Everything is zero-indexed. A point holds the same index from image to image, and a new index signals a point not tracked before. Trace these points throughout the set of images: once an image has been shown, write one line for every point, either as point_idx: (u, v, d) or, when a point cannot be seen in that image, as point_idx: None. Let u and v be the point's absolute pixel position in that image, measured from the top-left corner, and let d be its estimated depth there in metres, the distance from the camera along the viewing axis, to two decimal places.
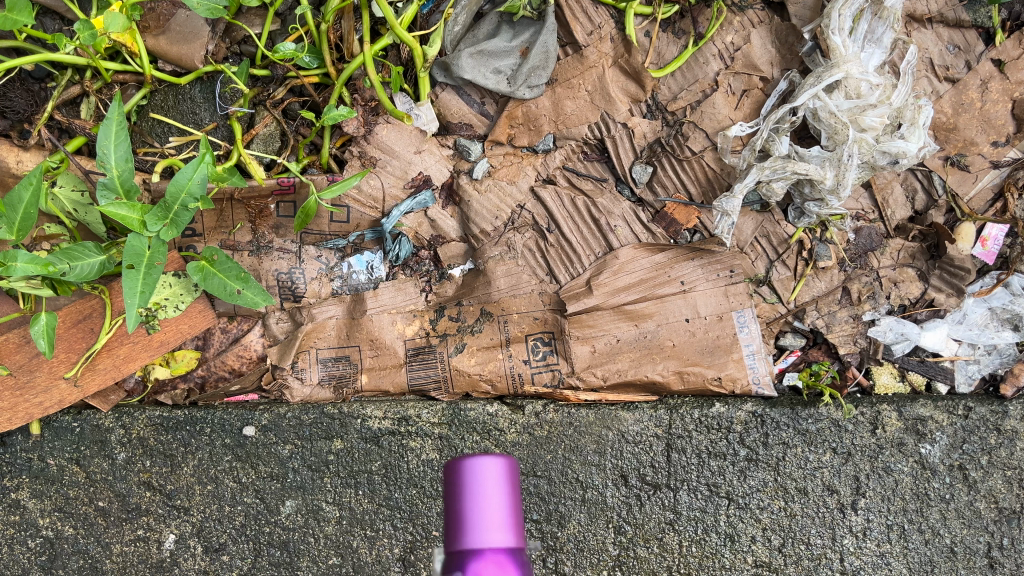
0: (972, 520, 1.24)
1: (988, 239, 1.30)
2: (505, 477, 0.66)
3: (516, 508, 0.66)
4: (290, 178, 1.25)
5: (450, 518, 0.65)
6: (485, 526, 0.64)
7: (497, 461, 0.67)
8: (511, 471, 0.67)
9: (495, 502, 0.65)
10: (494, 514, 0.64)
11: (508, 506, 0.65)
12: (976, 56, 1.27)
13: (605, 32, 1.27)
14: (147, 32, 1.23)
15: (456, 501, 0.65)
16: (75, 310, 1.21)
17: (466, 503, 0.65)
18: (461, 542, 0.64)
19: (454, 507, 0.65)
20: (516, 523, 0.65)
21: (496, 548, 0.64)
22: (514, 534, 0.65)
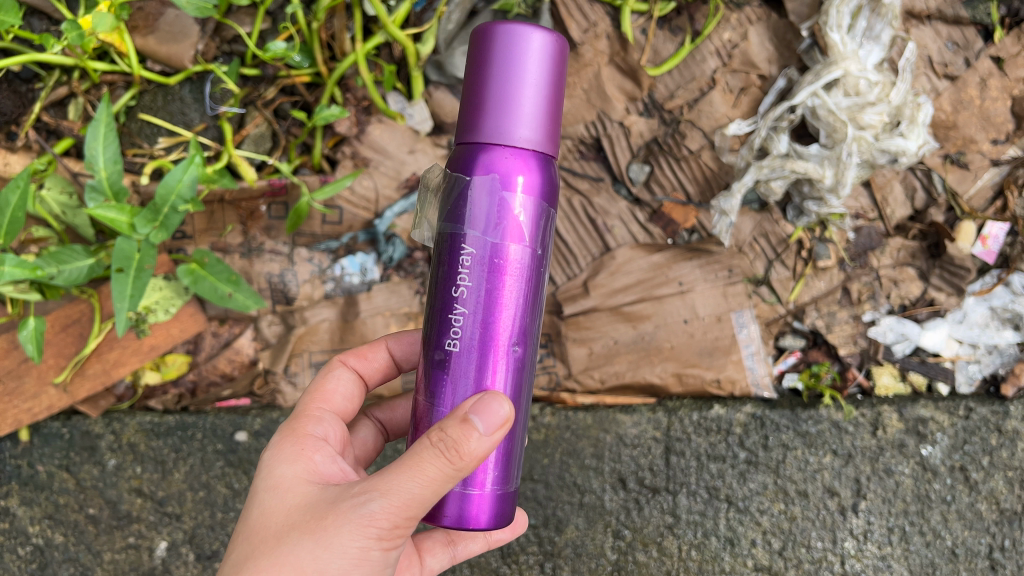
0: (973, 522, 1.23)
1: (988, 238, 1.27)
2: (556, 52, 0.69)
3: (556, 81, 0.69)
4: (282, 179, 1.23)
5: (484, 79, 0.67)
6: (517, 113, 0.67)
7: (542, 35, 0.67)
8: (557, 48, 0.69)
9: (534, 67, 0.67)
10: (527, 84, 0.67)
11: (542, 90, 0.68)
12: (975, 53, 1.26)
13: (601, 30, 1.25)
14: (136, 32, 1.20)
15: (497, 57, 0.67)
16: (63, 315, 1.19)
17: (506, 68, 0.67)
18: (502, 86, 0.67)
19: (497, 60, 0.67)
20: (552, 90, 0.69)
21: (527, 116, 0.67)
22: (543, 113, 0.68)
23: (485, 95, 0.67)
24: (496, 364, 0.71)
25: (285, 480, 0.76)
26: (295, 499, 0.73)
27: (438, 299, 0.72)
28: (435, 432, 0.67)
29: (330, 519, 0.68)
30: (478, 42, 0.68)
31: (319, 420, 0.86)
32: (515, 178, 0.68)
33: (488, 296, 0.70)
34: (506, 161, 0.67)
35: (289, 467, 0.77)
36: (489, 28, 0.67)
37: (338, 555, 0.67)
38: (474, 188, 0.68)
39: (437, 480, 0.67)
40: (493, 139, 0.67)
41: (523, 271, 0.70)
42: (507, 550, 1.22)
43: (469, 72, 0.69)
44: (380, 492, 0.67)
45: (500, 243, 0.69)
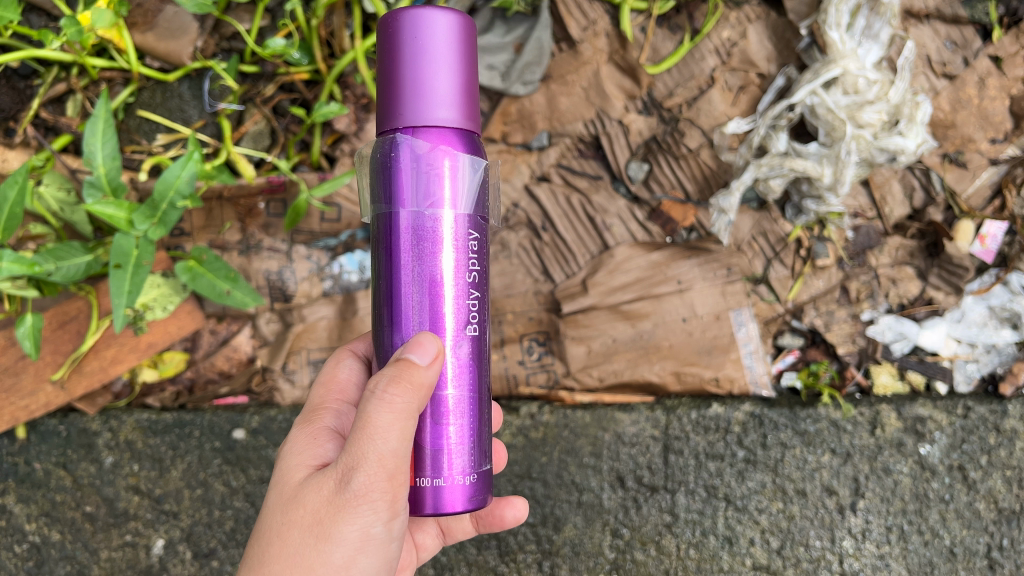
0: (971, 521, 1.22)
1: (987, 237, 1.27)
2: (461, 33, 0.67)
3: (465, 58, 0.68)
4: (280, 177, 1.23)
5: (398, 71, 0.66)
6: (431, 94, 0.66)
7: (447, 14, 0.66)
8: (463, 24, 0.68)
9: (439, 46, 0.66)
10: (436, 63, 0.66)
11: (455, 71, 0.67)
12: (974, 52, 1.26)
13: (600, 28, 1.25)
14: (134, 28, 1.19)
15: (404, 44, 0.66)
16: (60, 311, 1.19)
17: (414, 51, 0.66)
18: (413, 70, 0.66)
19: (404, 47, 0.66)
20: (463, 68, 0.68)
21: (442, 97, 0.66)
22: (456, 91, 0.67)
23: (400, 83, 0.66)
24: (446, 346, 0.70)
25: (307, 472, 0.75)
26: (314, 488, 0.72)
27: (383, 292, 0.71)
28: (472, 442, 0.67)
29: (334, 510, 0.68)
30: (384, 33, 0.67)
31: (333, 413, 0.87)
32: (440, 159, 0.67)
33: (431, 278, 0.68)
34: (431, 146, 0.67)
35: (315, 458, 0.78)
36: (388, 17, 0.66)
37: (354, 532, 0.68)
38: (404, 179, 0.68)
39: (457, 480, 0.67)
40: (414, 125, 0.67)
41: (465, 248, 0.70)
42: (505, 548, 1.21)
43: (381, 64, 0.68)
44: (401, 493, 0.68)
45: (436, 228, 0.68)
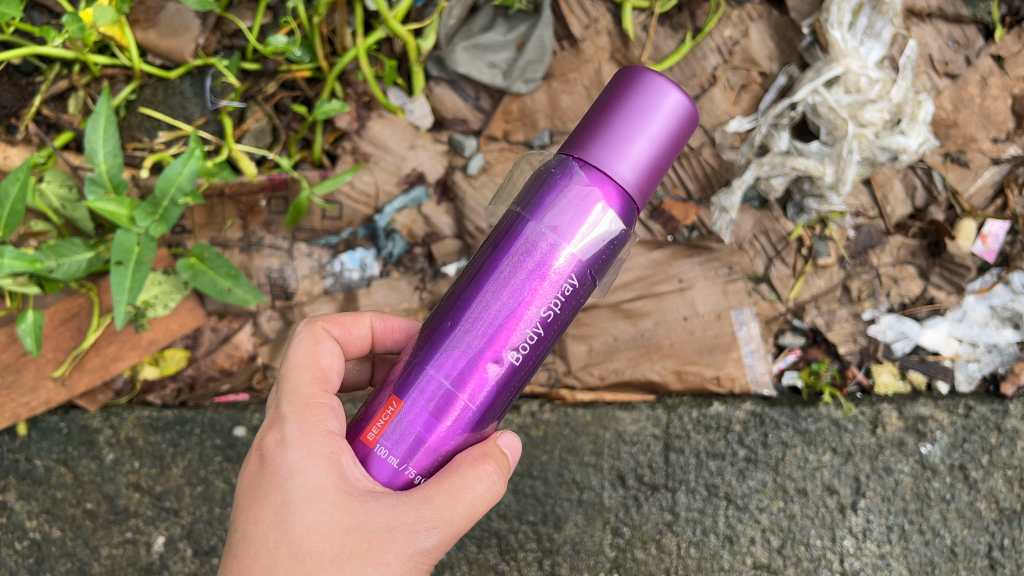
0: (973, 521, 1.21)
1: (989, 236, 1.27)
2: (685, 127, 0.67)
3: (672, 145, 0.67)
4: (281, 174, 1.23)
5: (614, 111, 0.65)
6: (627, 148, 0.64)
7: (679, 97, 0.65)
8: (688, 114, 0.67)
9: (670, 120, 0.65)
10: (658, 131, 0.65)
11: (655, 141, 0.65)
12: (976, 51, 1.26)
13: (602, 26, 1.26)
14: (136, 25, 1.20)
15: (646, 94, 0.65)
16: (61, 309, 1.20)
17: (657, 107, 0.65)
18: (642, 120, 0.64)
19: (636, 96, 0.65)
20: (668, 152, 0.66)
21: (631, 156, 0.64)
22: (648, 164, 0.65)
23: (616, 121, 0.65)
24: (499, 369, 0.65)
25: (298, 499, 0.68)
26: (324, 542, 0.67)
27: (476, 266, 0.67)
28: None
29: (267, 497, 0.70)
30: (620, 79, 0.67)
31: (325, 354, 0.80)
32: (594, 203, 0.65)
33: (517, 283, 0.64)
34: (591, 186, 0.64)
35: (300, 466, 0.69)
36: (648, 69, 0.66)
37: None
38: (556, 198, 0.65)
39: (471, 501, 0.68)
40: (594, 161, 0.64)
41: (566, 293, 0.65)
42: (506, 546, 1.20)
43: (601, 100, 0.67)
44: (436, 532, 0.67)
45: (553, 251, 0.65)
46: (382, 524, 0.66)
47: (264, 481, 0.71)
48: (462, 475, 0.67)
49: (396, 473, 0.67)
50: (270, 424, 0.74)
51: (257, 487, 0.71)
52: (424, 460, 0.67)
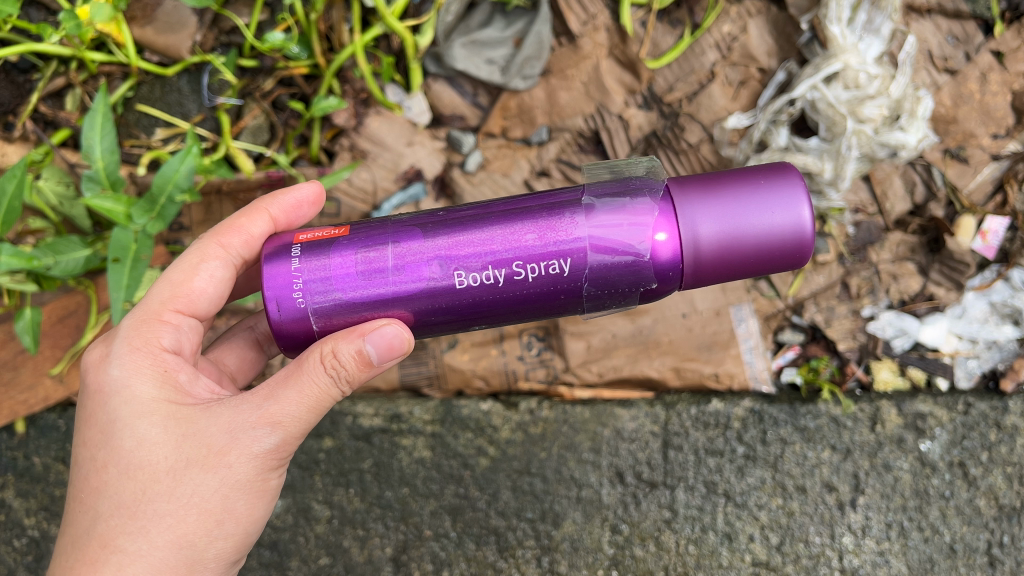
0: (972, 518, 1.21)
1: (988, 232, 1.26)
2: (793, 256, 0.76)
3: (758, 251, 0.75)
4: (279, 171, 1.22)
5: (740, 183, 0.76)
6: (721, 219, 0.75)
7: (791, 218, 0.74)
8: (794, 236, 0.75)
9: (776, 231, 0.74)
10: (758, 228, 0.74)
11: (739, 227, 0.74)
12: (975, 47, 1.26)
13: (600, 23, 1.25)
14: (133, 23, 1.20)
15: (778, 194, 0.75)
16: (60, 306, 1.21)
17: (776, 207, 0.74)
18: (755, 208, 0.74)
19: (771, 188, 0.75)
20: (759, 258, 0.75)
21: (716, 227, 0.75)
22: (727, 247, 0.75)
23: (737, 192, 0.75)
24: (435, 271, 0.78)
25: (125, 416, 0.80)
26: (157, 455, 0.78)
27: (518, 203, 0.80)
28: (327, 356, 0.76)
29: (102, 413, 0.81)
30: (783, 172, 0.76)
31: (201, 276, 0.88)
32: (657, 230, 0.76)
33: (514, 238, 0.77)
34: (668, 216, 0.76)
35: (125, 382, 0.81)
36: (800, 180, 0.76)
37: (241, 493, 0.79)
38: (640, 199, 0.78)
39: (317, 392, 0.77)
40: (691, 208, 0.76)
41: (547, 263, 0.77)
42: (505, 544, 1.19)
43: (757, 171, 0.77)
44: (279, 429, 0.78)
45: (571, 224, 0.77)
46: (223, 429, 0.78)
47: (92, 401, 0.83)
48: (309, 371, 0.76)
49: (281, 285, 0.78)
50: (101, 342, 0.86)
51: (89, 408, 0.83)
52: (310, 291, 0.78)
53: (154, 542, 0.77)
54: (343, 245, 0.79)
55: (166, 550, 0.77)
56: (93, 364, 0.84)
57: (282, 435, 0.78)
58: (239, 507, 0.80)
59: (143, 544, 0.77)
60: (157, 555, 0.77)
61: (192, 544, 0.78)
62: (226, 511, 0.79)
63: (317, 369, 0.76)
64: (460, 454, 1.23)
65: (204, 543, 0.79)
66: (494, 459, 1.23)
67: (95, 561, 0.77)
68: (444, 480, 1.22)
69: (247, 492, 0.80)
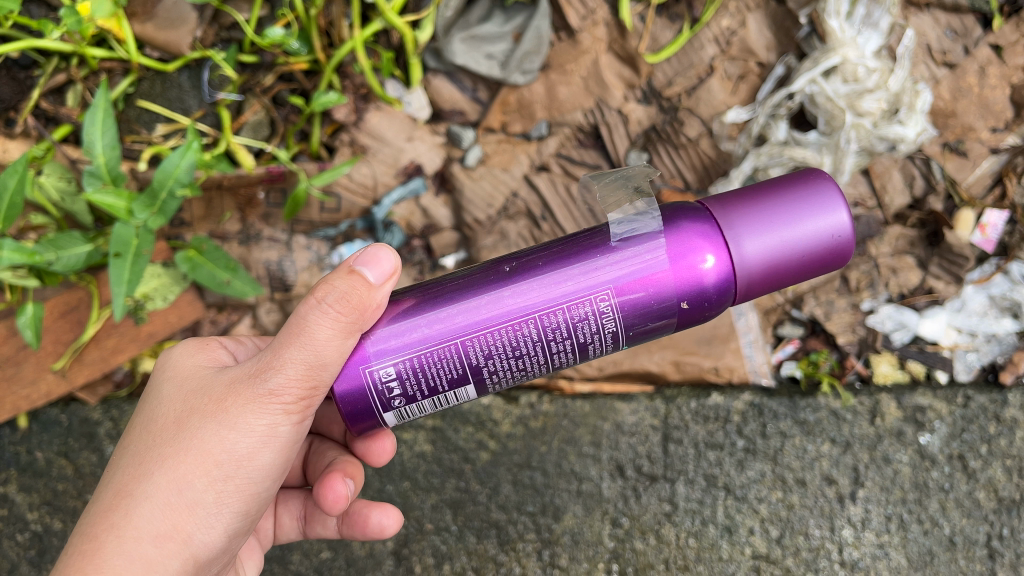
0: (971, 510, 1.21)
1: (988, 226, 1.27)
2: (836, 256, 0.78)
3: (804, 259, 0.78)
4: (279, 166, 1.23)
5: (778, 197, 0.78)
6: (767, 236, 0.77)
7: (831, 223, 0.77)
8: (835, 242, 0.78)
9: (818, 237, 0.77)
10: (801, 238, 0.77)
11: (785, 242, 0.77)
12: (974, 41, 1.26)
13: (599, 17, 1.26)
14: (134, 18, 1.20)
15: (815, 204, 0.77)
16: (62, 302, 1.20)
17: (815, 215, 0.77)
18: (797, 221, 0.77)
19: (809, 198, 0.77)
20: (805, 261, 0.78)
21: (762, 241, 0.77)
22: (775, 260, 0.77)
23: (780, 210, 0.78)
24: (504, 316, 0.78)
25: (159, 380, 0.84)
26: (174, 407, 0.81)
27: (566, 241, 0.82)
28: (320, 293, 0.74)
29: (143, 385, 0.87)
30: (811, 179, 0.79)
31: (283, 342, 1.00)
32: (705, 253, 0.78)
33: (565, 267, 0.79)
34: (716, 244, 0.78)
35: (167, 356, 0.86)
36: (835, 187, 0.78)
37: (244, 434, 0.77)
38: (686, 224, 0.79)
39: (310, 333, 0.74)
40: (736, 230, 0.78)
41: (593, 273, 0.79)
42: (505, 537, 1.19)
43: (787, 182, 0.79)
44: (278, 369, 0.76)
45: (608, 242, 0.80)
46: (231, 379, 0.79)
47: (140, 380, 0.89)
48: (303, 314, 0.74)
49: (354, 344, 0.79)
50: None
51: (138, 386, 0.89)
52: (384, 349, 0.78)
53: (160, 482, 0.76)
54: (408, 305, 0.80)
55: (170, 488, 0.76)
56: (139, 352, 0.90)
57: (279, 376, 0.76)
58: (244, 451, 0.77)
59: (151, 486, 0.76)
60: (163, 495, 0.76)
61: (194, 485, 0.76)
62: (228, 453, 0.77)
63: (310, 305, 0.74)
64: (461, 448, 1.24)
65: (207, 484, 0.76)
66: (494, 452, 1.23)
67: (103, 504, 0.77)
68: (446, 474, 1.23)
69: (248, 438, 0.77)
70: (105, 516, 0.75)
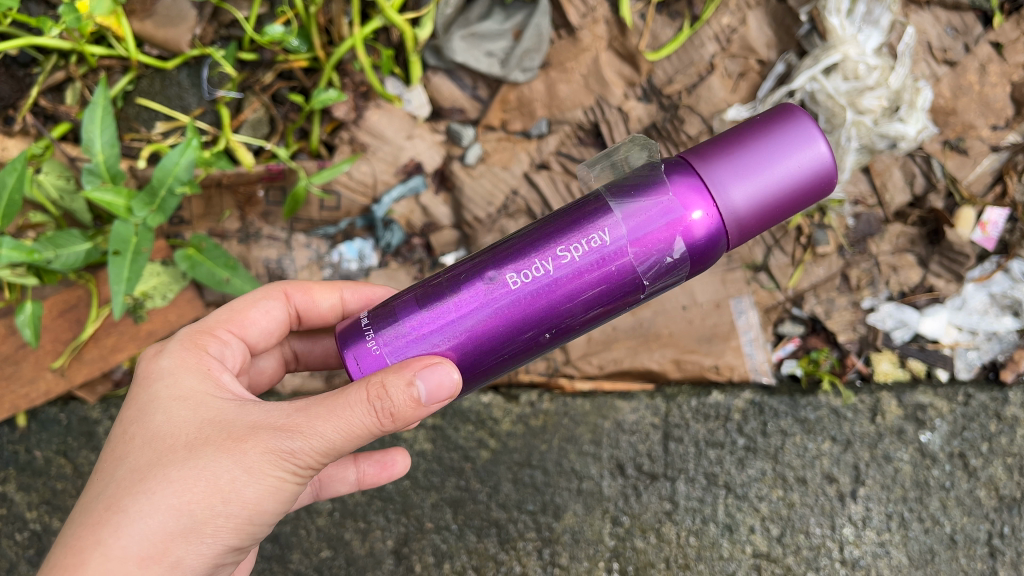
0: (972, 509, 1.21)
1: (988, 224, 1.26)
2: (822, 181, 0.76)
3: (791, 196, 0.76)
4: (279, 164, 1.22)
5: (757, 140, 0.76)
6: (751, 180, 0.75)
7: (813, 156, 0.75)
8: (817, 173, 0.76)
9: (801, 169, 0.75)
10: (786, 172, 0.75)
11: (771, 182, 0.75)
12: (974, 39, 1.26)
13: (599, 15, 1.25)
14: (133, 16, 1.19)
15: (794, 138, 0.75)
16: (61, 300, 1.20)
17: (793, 146, 0.75)
18: (779, 158, 0.75)
19: (787, 135, 0.75)
20: (794, 194, 0.76)
21: (749, 186, 0.75)
22: (762, 203, 0.75)
23: (759, 150, 0.76)
24: (494, 294, 0.76)
25: (163, 398, 0.80)
26: (180, 431, 0.77)
27: (555, 217, 0.80)
28: (374, 386, 0.71)
29: (139, 397, 0.82)
30: (785, 117, 0.77)
31: (258, 310, 0.96)
32: (692, 208, 0.76)
33: (554, 241, 0.77)
34: (703, 197, 0.76)
35: (173, 372, 0.82)
36: (810, 121, 0.76)
37: (256, 481, 0.73)
38: (673, 189, 0.77)
39: (350, 419, 0.71)
40: (720, 181, 0.75)
41: (587, 240, 0.76)
42: (505, 536, 1.19)
43: (762, 123, 0.78)
44: (307, 436, 0.72)
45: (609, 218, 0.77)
46: (252, 422, 0.75)
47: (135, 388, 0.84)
48: (348, 395, 0.71)
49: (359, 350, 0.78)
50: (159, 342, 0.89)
51: (132, 393, 0.83)
52: (387, 350, 0.77)
53: (157, 504, 0.72)
54: (408, 307, 0.78)
55: (169, 516, 0.72)
56: (145, 360, 0.86)
57: (304, 440, 0.72)
58: (251, 498, 0.73)
59: (146, 504, 0.72)
60: (157, 518, 0.72)
61: (193, 515, 0.72)
62: (235, 494, 0.73)
63: (357, 395, 0.71)
64: (461, 446, 1.24)
65: (205, 517, 0.73)
66: (494, 451, 1.23)
67: (97, 522, 0.73)
68: (446, 472, 1.22)
69: (260, 487, 0.73)
70: (95, 530, 0.72)
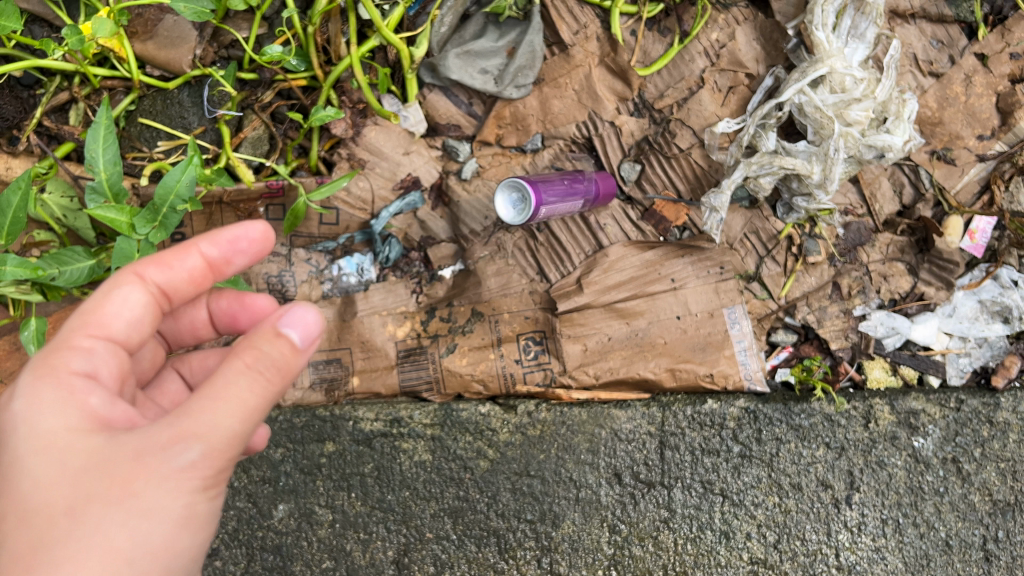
0: (967, 514, 1.23)
1: (977, 231, 1.31)
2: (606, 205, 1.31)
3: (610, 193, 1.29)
4: (279, 181, 1.25)
5: None
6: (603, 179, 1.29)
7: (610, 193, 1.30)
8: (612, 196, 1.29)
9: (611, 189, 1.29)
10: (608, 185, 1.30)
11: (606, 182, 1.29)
12: (959, 50, 1.29)
13: (591, 31, 1.28)
14: (134, 37, 1.23)
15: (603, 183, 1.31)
16: (65, 316, 1.23)
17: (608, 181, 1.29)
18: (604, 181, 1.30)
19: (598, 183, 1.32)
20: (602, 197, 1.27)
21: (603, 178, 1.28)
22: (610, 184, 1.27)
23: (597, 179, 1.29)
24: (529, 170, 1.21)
25: (24, 454, 0.65)
26: (53, 496, 0.63)
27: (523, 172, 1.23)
28: (246, 353, 0.66)
29: None
30: None
31: (116, 303, 0.74)
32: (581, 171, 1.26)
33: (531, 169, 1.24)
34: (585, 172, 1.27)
35: (24, 417, 0.66)
36: None
37: (163, 516, 0.64)
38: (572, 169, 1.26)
39: (253, 400, 0.66)
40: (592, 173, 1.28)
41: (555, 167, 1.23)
42: (505, 545, 1.21)
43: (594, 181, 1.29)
44: (201, 438, 0.64)
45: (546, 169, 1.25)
46: (132, 450, 0.64)
47: None
48: (226, 374, 0.65)
49: None
50: None
51: None
52: None
53: None
54: None
55: None
56: None
57: (206, 446, 0.65)
58: (163, 539, 0.64)
59: None
60: None
61: None
62: (138, 544, 0.63)
63: (238, 368, 0.66)
64: (460, 456, 1.23)
65: None
66: (493, 461, 1.23)
67: None
68: (445, 482, 1.22)
69: (174, 518, 0.65)
70: None
